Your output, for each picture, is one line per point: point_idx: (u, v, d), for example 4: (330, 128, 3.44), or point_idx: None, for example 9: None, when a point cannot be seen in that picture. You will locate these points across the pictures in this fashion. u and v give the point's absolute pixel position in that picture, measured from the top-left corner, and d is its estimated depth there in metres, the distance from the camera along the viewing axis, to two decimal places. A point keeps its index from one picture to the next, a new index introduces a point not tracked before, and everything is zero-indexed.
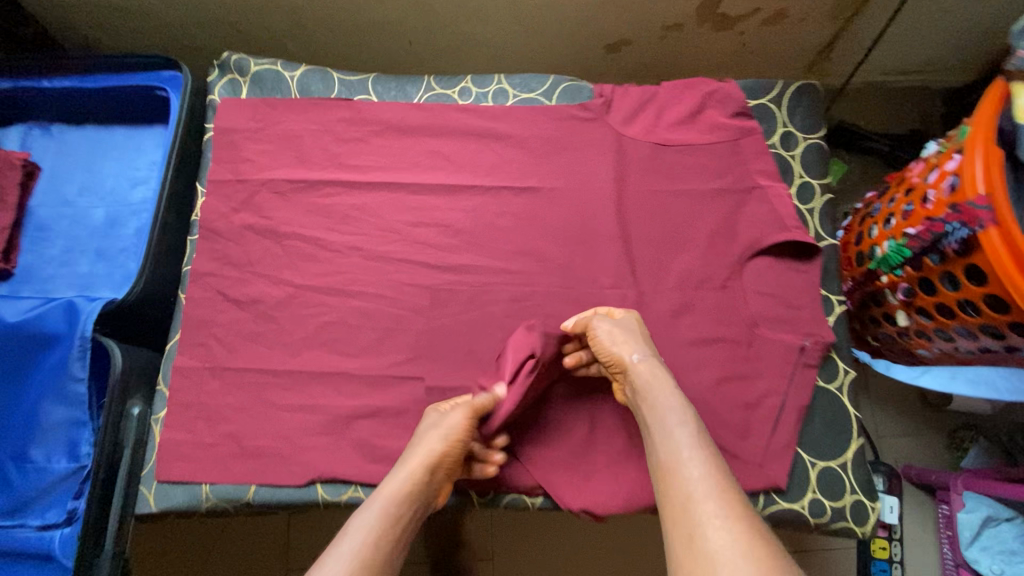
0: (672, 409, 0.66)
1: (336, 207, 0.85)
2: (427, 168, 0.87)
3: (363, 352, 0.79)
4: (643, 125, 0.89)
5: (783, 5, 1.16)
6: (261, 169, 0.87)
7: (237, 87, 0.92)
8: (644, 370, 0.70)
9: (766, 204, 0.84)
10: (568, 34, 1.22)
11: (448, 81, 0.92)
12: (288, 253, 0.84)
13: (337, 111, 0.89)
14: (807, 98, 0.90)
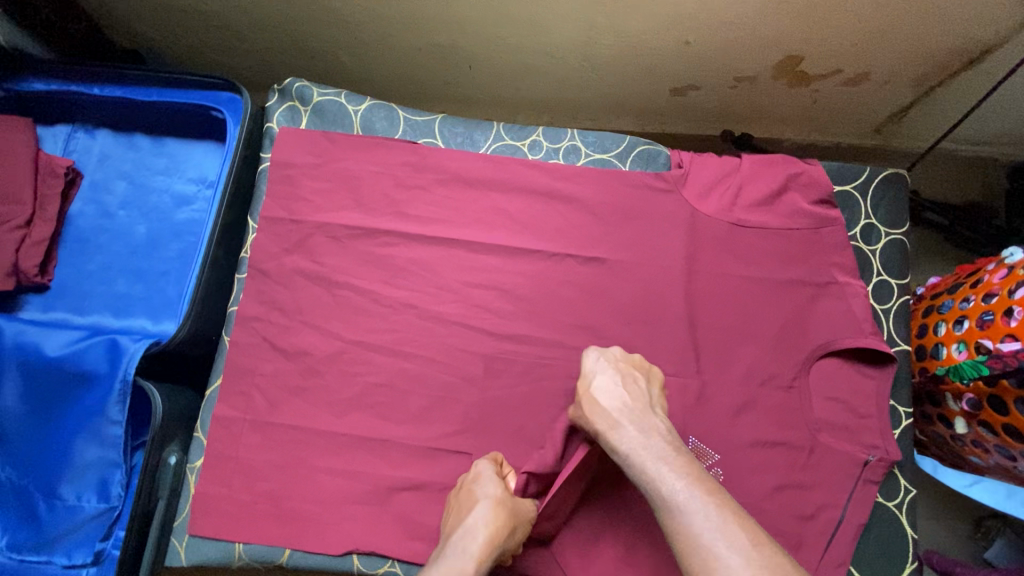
0: (653, 451, 0.62)
1: (393, 259, 0.81)
2: (490, 225, 0.83)
3: (411, 419, 0.77)
4: (720, 202, 0.84)
5: (868, 69, 1.10)
6: (316, 210, 0.83)
7: (296, 116, 0.86)
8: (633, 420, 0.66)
9: (842, 302, 0.81)
10: (635, 73, 1.16)
11: (518, 131, 0.87)
12: (339, 304, 0.80)
13: (400, 155, 0.85)
14: (894, 190, 0.86)
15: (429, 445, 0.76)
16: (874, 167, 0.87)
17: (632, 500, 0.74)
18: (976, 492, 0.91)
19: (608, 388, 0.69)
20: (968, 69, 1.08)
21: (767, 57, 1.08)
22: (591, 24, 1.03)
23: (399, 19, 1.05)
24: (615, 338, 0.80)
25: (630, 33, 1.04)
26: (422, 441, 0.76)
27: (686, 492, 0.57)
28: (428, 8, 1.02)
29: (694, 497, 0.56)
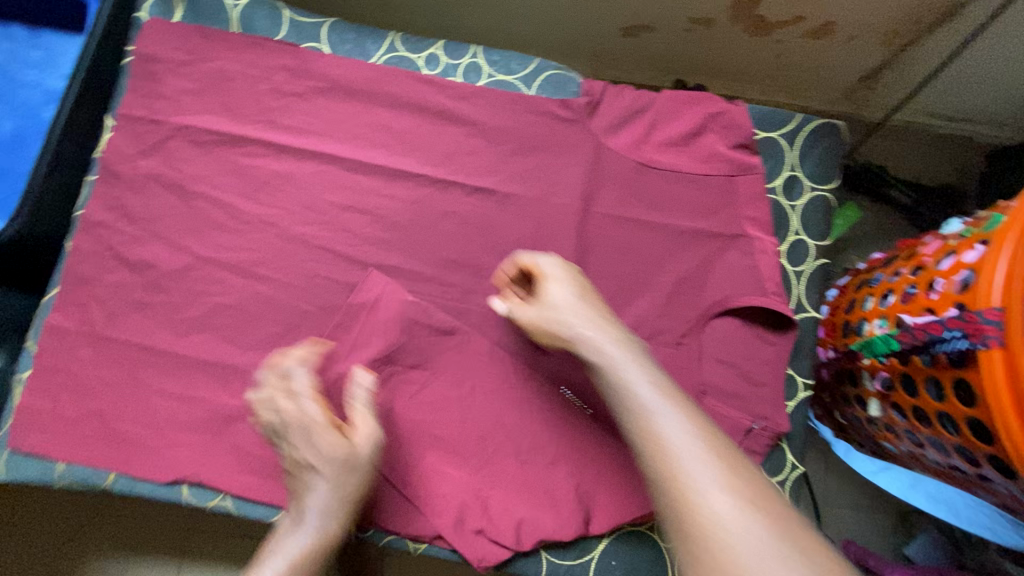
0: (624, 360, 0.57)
1: (259, 171, 0.74)
2: (370, 143, 0.75)
3: (259, 345, 0.70)
4: (628, 138, 0.75)
5: (831, 18, 0.99)
6: (179, 111, 0.75)
7: (169, 8, 0.78)
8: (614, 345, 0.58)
9: (748, 257, 0.73)
10: (580, 9, 1.06)
11: (415, 43, 0.78)
12: (195, 216, 0.73)
13: (279, 58, 0.76)
14: (825, 141, 0.77)
15: None
16: (807, 115, 0.78)
17: (490, 450, 0.68)
18: (883, 478, 0.86)
19: (584, 315, 0.60)
20: (941, 24, 1.00)
21: None
22: None
23: None
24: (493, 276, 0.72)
25: None
26: None
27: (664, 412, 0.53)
28: None
29: (672, 417, 0.52)
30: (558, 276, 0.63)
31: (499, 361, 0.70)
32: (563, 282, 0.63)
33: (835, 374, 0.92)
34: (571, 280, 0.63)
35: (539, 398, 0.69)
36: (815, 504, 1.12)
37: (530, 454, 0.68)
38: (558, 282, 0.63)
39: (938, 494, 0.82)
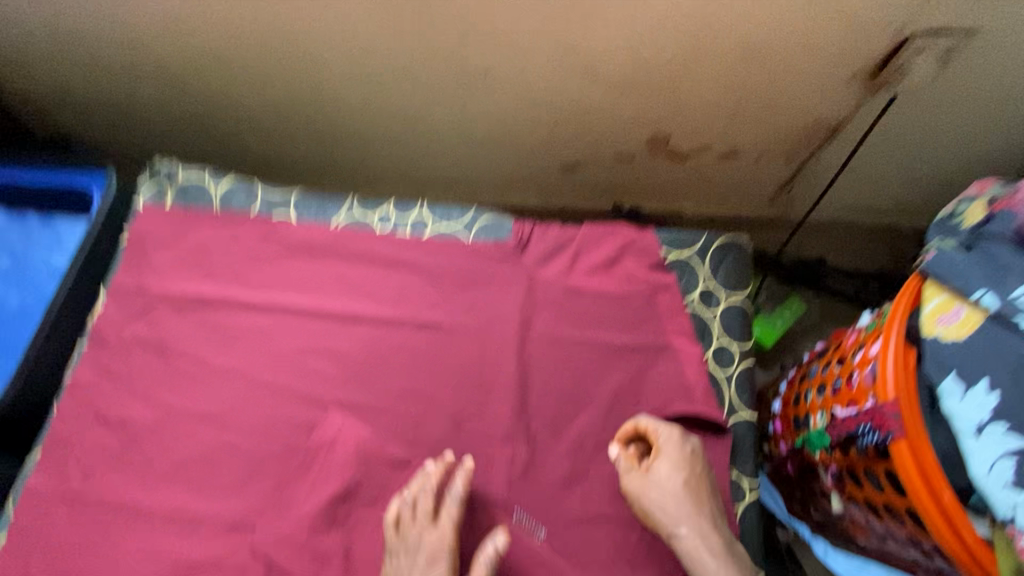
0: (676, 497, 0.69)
1: (232, 326, 0.83)
2: (330, 293, 0.85)
3: (224, 492, 0.74)
4: (556, 269, 0.86)
5: (733, 145, 1.15)
6: (165, 280, 0.86)
7: (161, 193, 0.92)
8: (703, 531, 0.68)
9: (676, 367, 0.80)
10: (522, 157, 1.22)
11: (370, 204, 0.91)
12: (173, 372, 0.81)
13: (253, 228, 0.89)
14: (732, 255, 0.87)
15: (237, 519, 0.72)
16: (712, 234, 0.89)
17: None
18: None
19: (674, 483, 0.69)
20: (831, 140, 1.11)
21: (636, 135, 1.14)
22: (463, 111, 1.10)
23: (287, 107, 1.13)
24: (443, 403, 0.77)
25: (500, 116, 1.11)
26: (231, 514, 0.73)
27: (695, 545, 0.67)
28: (311, 97, 1.10)
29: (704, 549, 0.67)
30: (670, 440, 0.73)
31: (453, 485, 0.73)
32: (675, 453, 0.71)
33: (798, 470, 0.93)
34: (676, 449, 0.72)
35: (493, 519, 0.72)
36: None
37: None
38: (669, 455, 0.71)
39: None
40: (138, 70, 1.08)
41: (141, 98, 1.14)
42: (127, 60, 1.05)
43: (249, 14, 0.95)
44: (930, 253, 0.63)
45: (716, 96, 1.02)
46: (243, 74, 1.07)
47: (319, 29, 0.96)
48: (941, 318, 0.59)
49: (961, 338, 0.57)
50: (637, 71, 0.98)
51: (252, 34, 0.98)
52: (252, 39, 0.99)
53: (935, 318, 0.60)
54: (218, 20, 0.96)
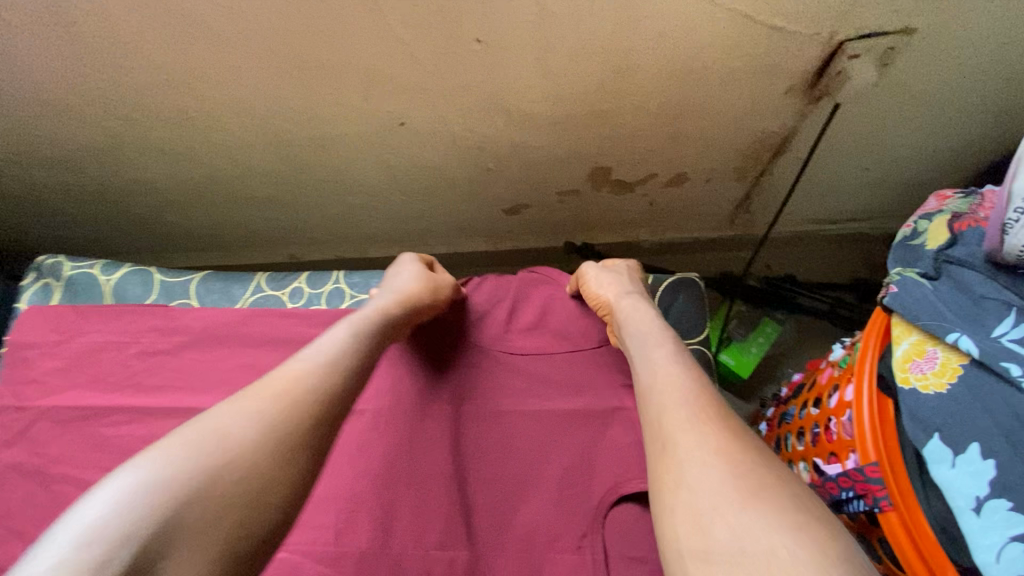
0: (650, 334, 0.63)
1: (123, 438, 0.72)
2: (236, 386, 0.74)
3: None
4: (491, 331, 0.80)
5: (680, 169, 1.08)
6: (48, 393, 0.75)
7: (48, 292, 0.83)
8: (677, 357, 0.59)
9: (632, 430, 0.71)
10: (462, 203, 1.15)
11: (280, 280, 0.83)
12: (52, 502, 0.69)
13: (148, 320, 0.79)
14: (683, 295, 0.79)
15: None
16: (660, 274, 0.81)
17: None
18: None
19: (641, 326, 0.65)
20: (779, 156, 1.05)
21: (575, 170, 1.06)
22: (387, 163, 1.02)
23: (199, 178, 1.04)
24: (367, 507, 0.66)
25: (428, 165, 1.03)
26: None
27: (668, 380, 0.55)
28: (221, 166, 1.02)
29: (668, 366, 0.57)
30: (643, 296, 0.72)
31: None
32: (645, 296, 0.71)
33: None
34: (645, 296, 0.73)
35: None
36: None
37: None
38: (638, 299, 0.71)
39: None
40: (27, 159, 0.98)
41: (38, 184, 1.05)
42: (11, 149, 0.96)
43: (129, 94, 0.86)
44: (890, 284, 0.57)
45: (652, 124, 0.95)
46: (142, 150, 0.98)
47: (210, 99, 0.87)
48: (914, 364, 0.53)
49: (942, 389, 0.50)
50: (564, 107, 0.90)
51: (139, 111, 0.89)
52: (140, 116, 0.90)
53: (907, 362, 0.53)
54: (97, 103, 0.87)
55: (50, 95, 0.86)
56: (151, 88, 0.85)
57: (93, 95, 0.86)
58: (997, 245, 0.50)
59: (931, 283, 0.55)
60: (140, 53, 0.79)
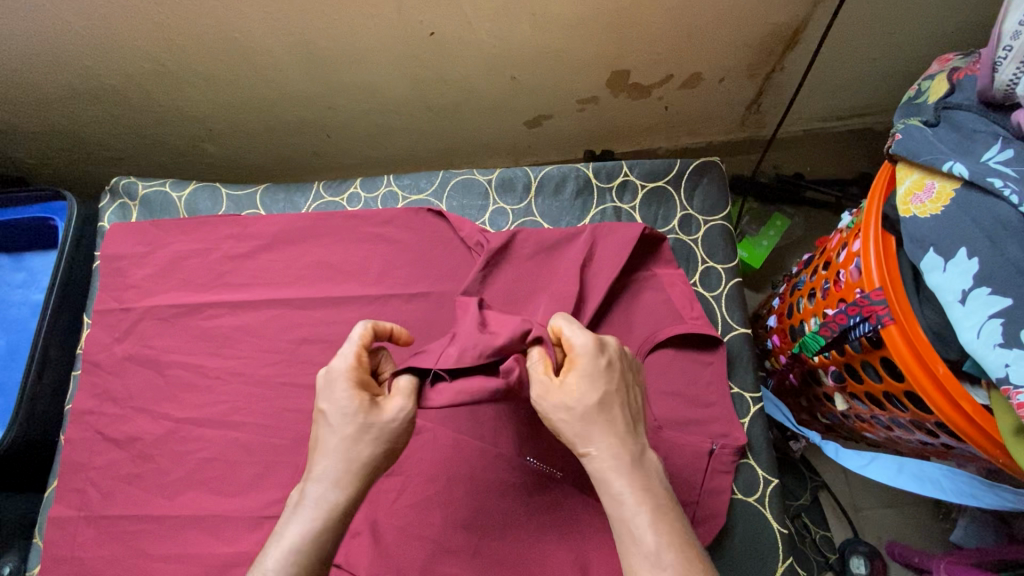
0: (558, 398, 0.53)
1: (221, 329, 0.82)
2: (312, 280, 0.84)
3: (241, 490, 0.75)
4: (531, 239, 0.81)
5: (696, 69, 1.12)
6: (145, 295, 0.85)
7: (127, 211, 0.91)
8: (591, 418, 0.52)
9: (661, 293, 0.79)
10: (486, 117, 1.20)
11: (337, 188, 0.91)
12: (169, 383, 0.81)
13: (222, 228, 0.87)
14: (707, 177, 0.86)
15: (259, 514, 0.73)
16: (685, 159, 0.87)
17: (476, 525, 0.72)
18: (874, 471, 0.78)
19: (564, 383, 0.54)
20: (790, 50, 1.10)
21: (595, 75, 1.11)
22: (417, 77, 1.06)
23: (238, 105, 1.09)
24: None
25: (455, 77, 1.07)
26: (253, 510, 0.74)
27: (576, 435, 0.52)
28: (260, 91, 1.06)
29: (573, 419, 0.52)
30: (586, 354, 0.54)
31: (466, 447, 0.75)
32: (588, 369, 0.53)
33: (801, 379, 0.92)
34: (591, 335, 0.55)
35: (509, 471, 0.74)
36: (845, 514, 1.16)
37: (514, 531, 0.71)
38: (579, 368, 0.54)
39: (921, 471, 0.74)
40: (77, 93, 1.03)
41: (85, 118, 1.10)
42: (61, 83, 1.01)
43: (173, 20, 0.90)
44: (897, 133, 0.63)
45: (669, 19, 0.99)
46: (183, 77, 1.02)
47: (249, 19, 0.91)
48: (915, 197, 0.59)
49: (938, 212, 0.56)
50: (587, 6, 0.94)
51: (182, 33, 0.93)
52: (181, 39, 0.94)
53: (909, 197, 0.59)
54: (144, 28, 0.91)
55: (98, 19, 0.89)
56: (193, 12, 0.89)
57: (139, 17, 0.89)
58: (987, 84, 0.58)
59: (931, 128, 0.61)
60: None
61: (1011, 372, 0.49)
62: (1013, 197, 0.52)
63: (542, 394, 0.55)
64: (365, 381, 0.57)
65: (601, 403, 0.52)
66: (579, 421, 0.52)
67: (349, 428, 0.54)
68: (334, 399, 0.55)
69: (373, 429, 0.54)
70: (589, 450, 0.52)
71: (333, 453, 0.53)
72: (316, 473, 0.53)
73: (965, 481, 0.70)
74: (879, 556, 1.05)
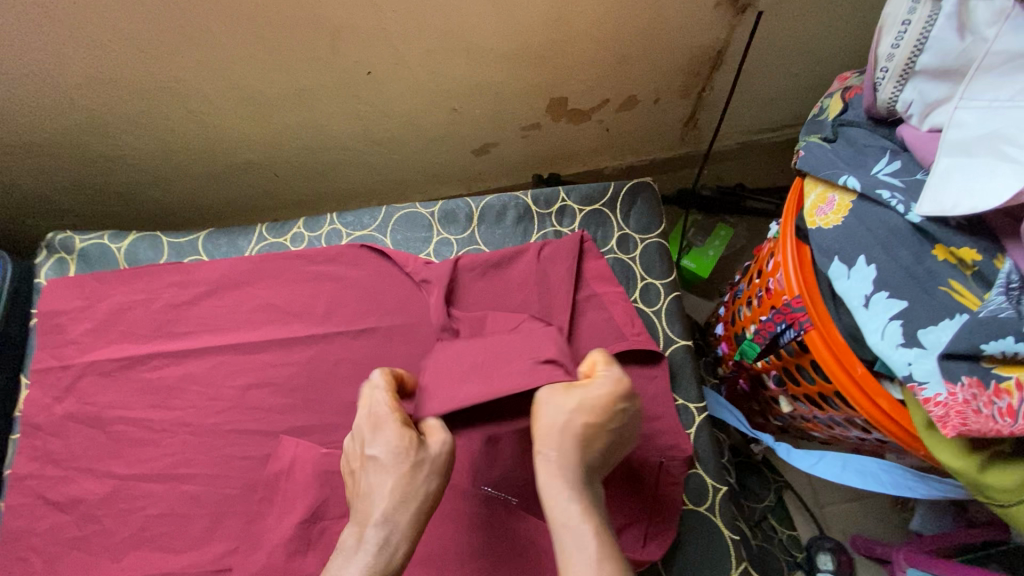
0: (565, 415, 0.58)
1: (165, 380, 0.81)
2: (258, 323, 0.84)
3: (191, 545, 0.73)
4: (475, 268, 0.83)
5: (630, 92, 1.17)
6: (85, 351, 0.83)
7: (65, 265, 0.90)
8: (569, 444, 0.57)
9: (604, 311, 0.81)
10: (433, 148, 1.21)
11: (280, 229, 0.92)
12: (113, 440, 0.79)
13: (163, 277, 0.86)
14: (641, 197, 0.90)
15: (210, 569, 0.71)
16: (619, 181, 0.91)
17: (433, 560, 0.71)
18: (822, 469, 0.79)
19: (573, 404, 0.59)
20: (716, 70, 1.16)
21: (534, 103, 1.14)
22: (359, 113, 1.08)
23: (180, 150, 1.09)
24: None
25: (397, 111, 1.09)
26: (203, 564, 0.72)
27: (552, 442, 0.57)
28: (202, 135, 1.07)
29: (555, 427, 0.58)
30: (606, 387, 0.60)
31: None
32: (603, 397, 0.59)
33: (750, 384, 0.95)
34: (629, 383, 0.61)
35: (464, 501, 0.74)
36: (809, 512, 1.18)
37: (472, 562, 0.71)
38: (603, 388, 0.59)
39: (862, 467, 0.77)
40: (10, 148, 1.01)
41: (21, 173, 1.07)
42: None
43: (106, 71, 0.90)
44: (800, 150, 0.68)
45: (598, 47, 1.03)
46: (121, 126, 1.02)
47: (183, 66, 0.91)
48: (819, 209, 0.63)
49: (839, 223, 0.60)
50: (516, 39, 0.98)
51: (116, 83, 0.93)
52: (117, 87, 0.93)
53: (814, 209, 0.64)
54: (77, 79, 0.91)
55: (26, 75, 0.88)
56: (127, 63, 0.89)
57: (69, 71, 0.89)
58: (871, 102, 0.63)
59: (830, 144, 0.66)
60: (114, 22, 0.82)
61: (914, 369, 0.52)
62: (900, 207, 0.57)
63: (548, 408, 0.59)
64: (408, 424, 0.62)
65: (584, 430, 0.58)
66: (562, 428, 0.57)
67: (401, 467, 0.58)
68: (385, 446, 0.59)
69: (420, 470, 0.58)
70: (559, 451, 0.56)
71: (385, 498, 0.57)
72: (371, 519, 0.57)
73: (901, 474, 0.73)
74: (844, 551, 1.07)
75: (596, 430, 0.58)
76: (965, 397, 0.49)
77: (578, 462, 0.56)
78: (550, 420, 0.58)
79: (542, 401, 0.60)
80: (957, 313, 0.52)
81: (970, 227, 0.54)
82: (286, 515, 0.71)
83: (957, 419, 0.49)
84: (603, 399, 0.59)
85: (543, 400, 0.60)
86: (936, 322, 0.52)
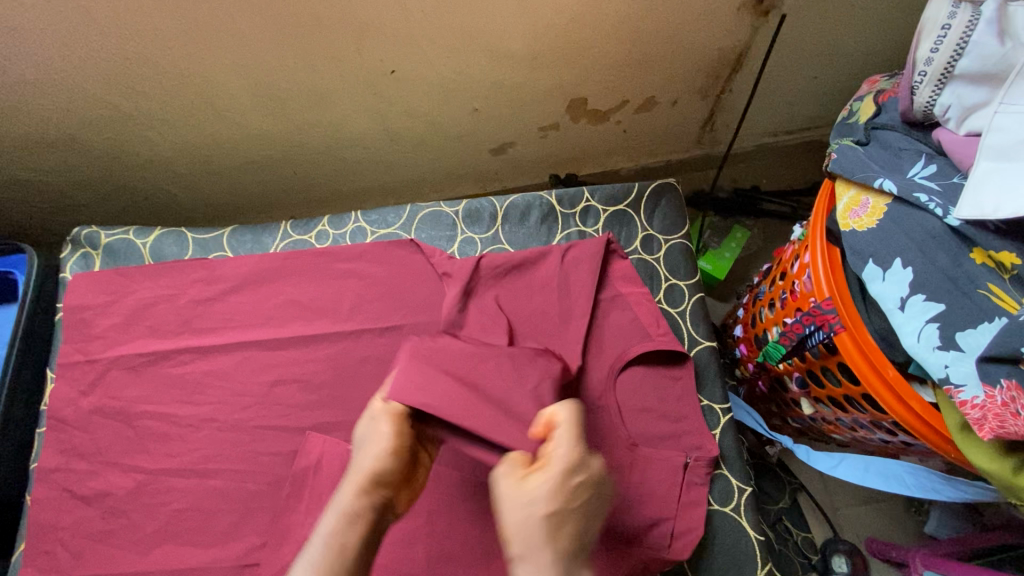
0: (523, 508, 0.47)
1: (190, 375, 0.82)
2: (282, 320, 0.84)
3: (216, 540, 0.73)
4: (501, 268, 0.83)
5: (650, 93, 1.17)
6: (111, 346, 0.83)
7: (90, 260, 0.90)
8: (538, 539, 0.45)
9: (629, 311, 0.81)
10: (451, 147, 1.22)
11: (304, 226, 0.92)
12: (139, 435, 0.79)
13: (188, 273, 0.86)
14: (665, 198, 0.90)
15: (237, 564, 0.72)
16: (642, 181, 0.91)
17: (459, 556, 0.71)
18: (845, 471, 0.79)
19: (529, 496, 0.47)
20: (737, 72, 1.16)
21: (554, 103, 1.14)
22: (380, 111, 1.08)
23: (201, 147, 1.10)
24: None
25: (417, 110, 1.09)
26: (231, 559, 0.72)
27: (520, 548, 0.45)
28: (224, 132, 1.07)
29: (517, 531, 0.46)
30: (563, 462, 0.49)
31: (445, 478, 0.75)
32: (559, 475, 0.48)
33: (769, 386, 0.95)
34: (580, 451, 0.50)
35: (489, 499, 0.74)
36: (823, 514, 1.18)
37: (497, 560, 0.71)
38: (561, 459, 0.49)
39: (886, 469, 0.76)
40: (35, 143, 1.02)
41: (43, 167, 1.08)
42: (16, 134, 0.99)
43: (134, 68, 0.90)
44: (832, 153, 0.68)
45: (620, 47, 1.03)
46: (145, 122, 1.02)
47: (209, 63, 0.91)
48: (852, 211, 0.63)
49: (874, 225, 0.61)
50: (540, 38, 0.98)
51: (142, 79, 0.93)
52: (142, 83, 0.94)
53: (847, 211, 0.64)
54: (104, 74, 0.91)
55: (52, 70, 0.89)
56: (154, 59, 0.89)
57: (98, 66, 0.89)
58: (907, 105, 0.62)
59: (863, 148, 0.66)
60: (144, 20, 0.82)
61: (950, 372, 0.53)
62: (938, 210, 0.57)
63: (513, 502, 0.47)
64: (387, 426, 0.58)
65: (550, 517, 0.46)
66: (524, 527, 0.46)
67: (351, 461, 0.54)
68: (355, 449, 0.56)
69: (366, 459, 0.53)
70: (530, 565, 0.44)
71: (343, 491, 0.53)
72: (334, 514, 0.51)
73: (926, 476, 0.74)
74: (859, 554, 1.07)
75: (558, 516, 0.46)
76: (1003, 399, 0.49)
77: (556, 561, 0.44)
78: (512, 523, 0.46)
79: (501, 493, 0.49)
80: (994, 317, 0.53)
81: (1010, 229, 0.54)
82: (313, 510, 0.72)
83: (994, 423, 0.49)
84: (563, 472, 0.48)
85: (503, 492, 0.48)
86: (974, 325, 0.53)
